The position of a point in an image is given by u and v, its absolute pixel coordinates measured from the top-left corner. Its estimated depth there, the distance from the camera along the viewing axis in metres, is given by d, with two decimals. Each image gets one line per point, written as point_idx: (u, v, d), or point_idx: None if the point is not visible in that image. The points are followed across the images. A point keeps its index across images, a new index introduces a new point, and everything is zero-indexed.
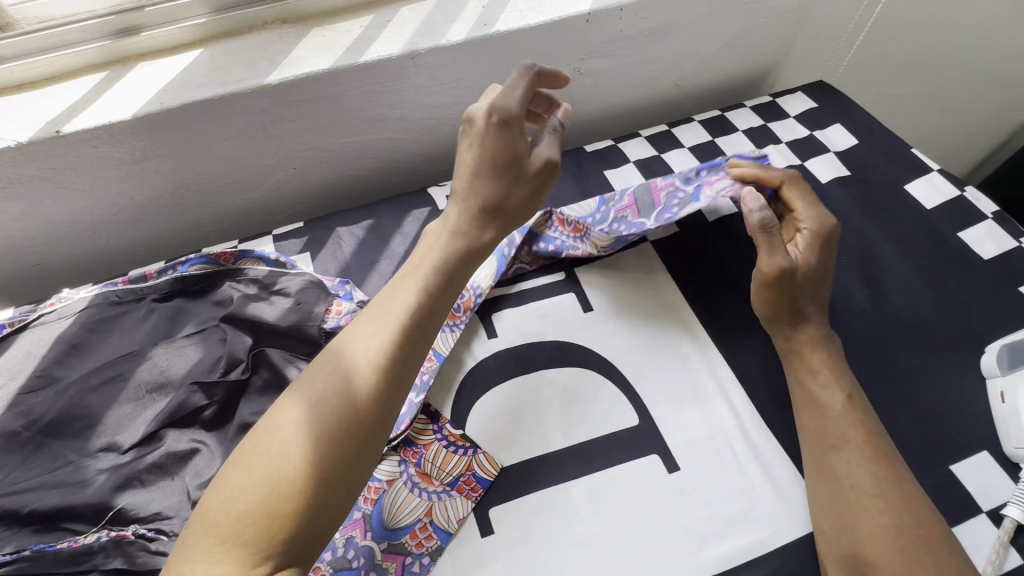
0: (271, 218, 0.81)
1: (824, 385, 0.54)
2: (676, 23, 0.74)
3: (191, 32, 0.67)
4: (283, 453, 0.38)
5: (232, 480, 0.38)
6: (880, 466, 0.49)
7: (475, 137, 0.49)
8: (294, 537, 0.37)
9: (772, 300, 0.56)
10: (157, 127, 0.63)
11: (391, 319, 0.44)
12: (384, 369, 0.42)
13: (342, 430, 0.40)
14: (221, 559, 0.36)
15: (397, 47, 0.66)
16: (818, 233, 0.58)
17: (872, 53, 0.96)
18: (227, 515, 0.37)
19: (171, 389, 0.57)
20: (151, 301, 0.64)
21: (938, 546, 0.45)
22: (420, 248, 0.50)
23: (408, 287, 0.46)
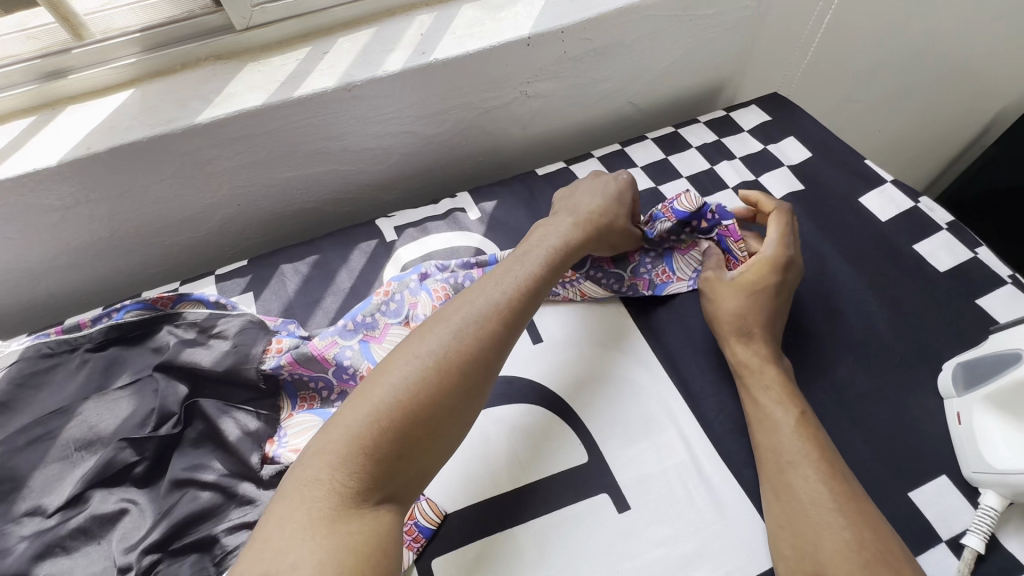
0: (220, 255, 0.79)
1: (776, 402, 0.52)
2: (622, 43, 0.73)
3: (122, 73, 0.65)
4: (419, 380, 0.43)
5: (377, 394, 0.42)
6: (836, 481, 0.47)
7: (602, 179, 0.65)
8: (409, 467, 0.41)
9: (729, 316, 0.58)
10: (86, 173, 0.61)
11: (516, 285, 0.51)
12: (508, 328, 0.48)
13: (470, 377, 0.45)
14: (350, 471, 0.39)
15: (333, 80, 0.64)
16: (772, 260, 0.58)
17: (829, 63, 0.96)
18: (370, 427, 0.40)
19: (100, 445, 0.55)
20: (84, 351, 0.62)
21: (900, 563, 0.43)
22: (535, 234, 0.58)
23: (530, 261, 0.54)
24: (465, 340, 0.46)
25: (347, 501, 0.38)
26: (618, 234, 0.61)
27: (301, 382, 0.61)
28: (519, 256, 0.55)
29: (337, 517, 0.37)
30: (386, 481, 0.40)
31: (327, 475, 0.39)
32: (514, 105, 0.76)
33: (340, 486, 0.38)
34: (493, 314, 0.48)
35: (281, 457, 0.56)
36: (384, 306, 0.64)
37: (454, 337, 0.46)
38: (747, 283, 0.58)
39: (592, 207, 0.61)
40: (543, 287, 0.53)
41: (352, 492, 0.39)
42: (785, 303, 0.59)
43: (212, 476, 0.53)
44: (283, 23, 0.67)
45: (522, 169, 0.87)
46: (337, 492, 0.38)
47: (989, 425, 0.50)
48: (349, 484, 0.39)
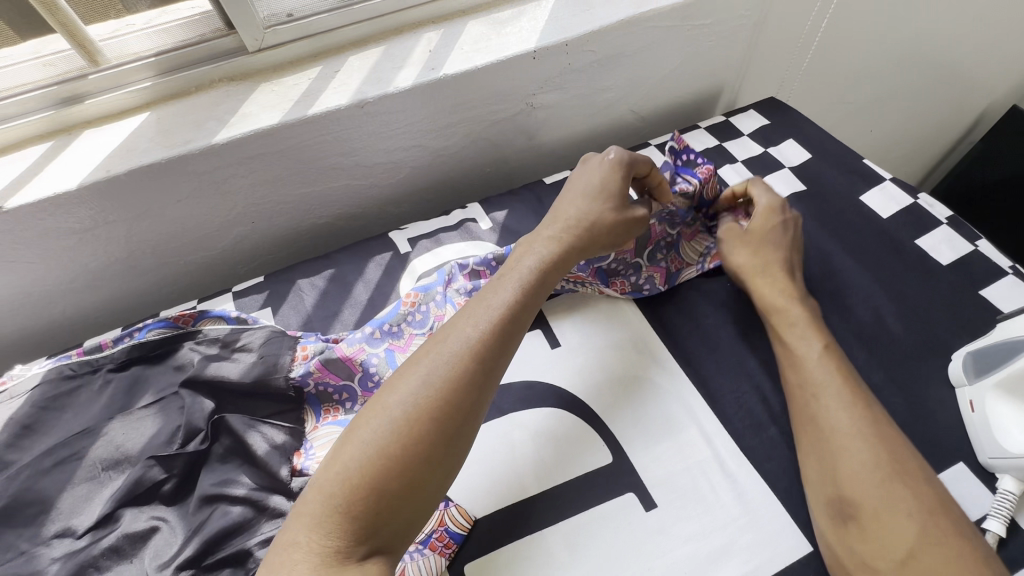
0: (234, 273, 0.80)
1: (801, 338, 0.56)
2: (624, 53, 0.75)
3: (137, 96, 0.67)
4: (389, 433, 0.43)
5: (346, 454, 0.42)
6: (860, 410, 0.50)
7: (588, 174, 0.64)
8: (392, 518, 0.42)
9: (745, 265, 0.63)
10: (105, 196, 0.62)
11: (490, 318, 0.50)
12: (482, 363, 0.47)
13: (442, 421, 0.44)
14: (328, 531, 0.40)
15: (346, 98, 0.66)
16: (769, 204, 0.65)
17: (822, 67, 0.99)
18: (343, 487, 0.41)
19: (128, 464, 0.55)
20: (107, 371, 0.62)
21: (917, 482, 0.46)
22: (513, 259, 0.58)
23: (507, 288, 0.54)
24: (435, 383, 0.46)
25: (329, 562, 0.39)
26: (606, 235, 0.60)
27: (326, 394, 0.62)
28: (495, 285, 0.55)
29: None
30: (367, 538, 0.40)
31: (304, 539, 0.40)
32: (520, 117, 0.78)
33: (319, 548, 0.39)
34: (463, 354, 0.48)
35: (309, 469, 0.56)
36: (409, 316, 0.66)
37: (424, 382, 0.46)
38: (761, 228, 0.64)
39: (573, 215, 0.60)
40: (521, 312, 0.52)
41: (334, 550, 0.39)
42: (794, 244, 0.64)
43: (243, 490, 0.54)
44: (293, 44, 0.69)
45: (528, 178, 0.89)
46: (318, 554, 0.39)
47: (1001, 410, 0.51)
48: (329, 543, 0.39)
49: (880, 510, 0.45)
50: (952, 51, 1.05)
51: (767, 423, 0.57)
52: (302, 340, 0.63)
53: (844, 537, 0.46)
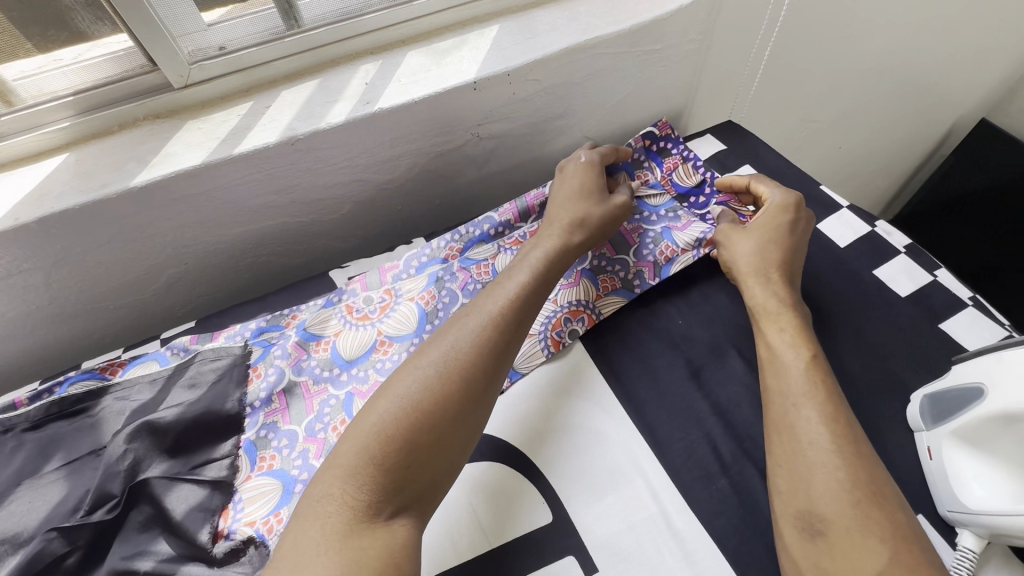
0: (172, 313, 0.77)
1: (789, 344, 0.52)
2: (572, 80, 0.73)
3: (54, 137, 0.63)
4: (422, 390, 0.47)
5: (381, 406, 0.46)
6: (840, 424, 0.46)
7: (566, 176, 0.67)
8: (420, 477, 0.45)
9: (745, 259, 0.59)
10: (17, 244, 0.59)
11: (507, 297, 0.54)
12: (501, 335, 0.52)
13: (468, 383, 0.48)
14: (361, 484, 0.43)
15: (275, 135, 0.62)
16: (781, 203, 0.62)
17: (784, 90, 0.97)
18: (377, 439, 0.44)
19: (27, 538, 0.50)
20: (20, 432, 0.58)
21: (892, 506, 0.42)
22: (523, 250, 0.61)
23: (522, 272, 0.57)
24: (462, 347, 0.50)
25: (358, 520, 0.41)
26: (595, 226, 0.62)
27: (265, 440, 0.58)
28: (507, 273, 0.58)
29: (352, 531, 0.41)
30: (395, 492, 0.43)
31: (339, 489, 0.43)
32: (466, 147, 0.75)
33: (351, 500, 0.42)
34: (485, 324, 0.52)
35: (236, 533, 0.52)
36: (379, 363, 0.63)
37: (452, 348, 0.50)
38: (771, 224, 0.60)
39: (562, 211, 0.62)
40: (536, 296, 0.56)
41: (364, 507, 0.42)
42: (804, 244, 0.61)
43: (149, 564, 0.49)
44: (222, 79, 0.66)
45: (482, 207, 0.87)
46: (350, 507, 0.42)
47: (958, 460, 0.48)
48: (361, 496, 0.42)
49: (852, 529, 0.41)
50: (920, 66, 1.03)
51: (716, 474, 0.53)
52: (252, 362, 0.63)
53: (809, 551, 0.42)
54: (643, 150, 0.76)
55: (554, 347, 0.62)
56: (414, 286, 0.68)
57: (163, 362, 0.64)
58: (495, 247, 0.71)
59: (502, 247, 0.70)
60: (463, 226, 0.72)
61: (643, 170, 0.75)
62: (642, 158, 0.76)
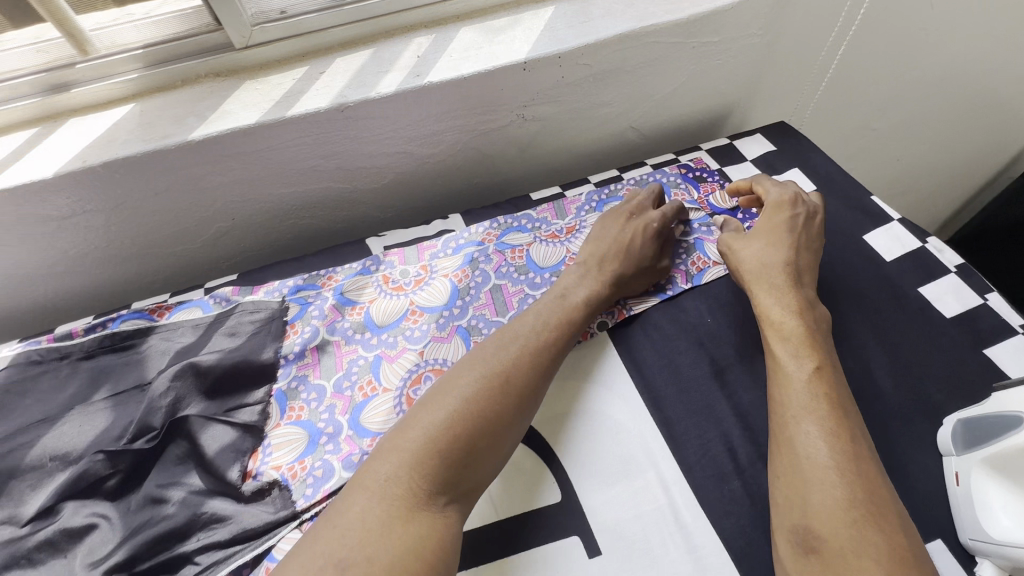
0: (216, 265, 0.80)
1: (793, 355, 0.51)
2: (622, 68, 0.72)
3: (123, 87, 0.67)
4: (484, 395, 0.49)
5: (444, 403, 0.48)
6: (842, 440, 0.46)
7: (631, 226, 0.65)
8: (472, 473, 0.47)
9: (748, 266, 0.59)
10: (82, 185, 0.63)
11: (558, 320, 0.57)
12: (550, 356, 0.55)
13: (524, 388, 0.51)
14: (425, 473, 0.44)
15: (326, 101, 0.64)
16: (777, 202, 0.63)
17: (843, 94, 0.93)
18: (441, 431, 0.46)
19: (75, 458, 0.54)
20: (74, 359, 0.63)
21: (891, 526, 0.42)
22: (571, 278, 0.62)
23: (573, 300, 0.59)
24: (518, 356, 0.53)
25: (415, 506, 0.43)
26: (632, 290, 0.64)
27: (294, 391, 0.60)
28: (556, 293, 0.60)
29: (410, 515, 0.42)
30: (452, 483, 0.45)
31: (406, 475, 0.44)
32: (510, 127, 0.75)
33: (414, 488, 0.43)
34: (539, 340, 0.55)
35: (263, 476, 0.55)
36: (408, 331, 0.64)
37: (510, 355, 0.53)
38: (771, 222, 0.61)
39: (618, 267, 0.62)
40: (581, 327, 0.59)
41: (425, 493, 0.44)
42: (815, 235, 0.62)
43: (180, 494, 0.53)
44: (281, 43, 0.68)
45: (520, 189, 0.87)
46: (409, 492, 0.43)
47: (985, 487, 0.47)
48: (423, 484, 0.44)
49: (846, 549, 0.41)
50: (995, 80, 0.97)
51: (730, 474, 0.53)
52: (289, 318, 0.66)
53: (802, 566, 0.42)
54: (679, 176, 0.76)
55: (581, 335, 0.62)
56: (449, 264, 0.69)
57: (206, 310, 0.67)
58: (531, 237, 0.71)
59: (537, 238, 0.71)
60: (502, 217, 0.74)
61: (679, 190, 0.74)
62: (678, 182, 0.75)
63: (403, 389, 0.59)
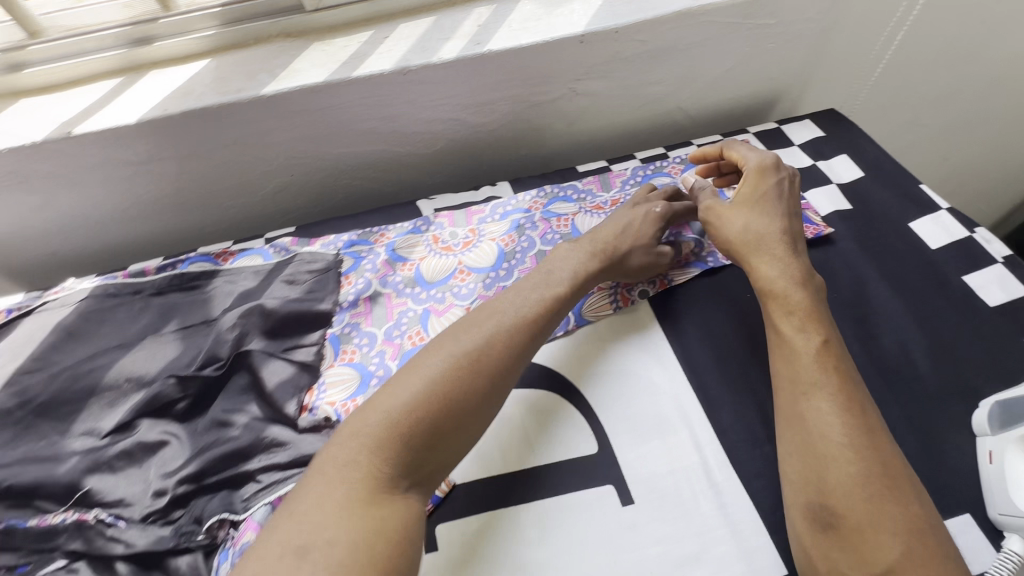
0: (272, 220, 0.85)
1: (798, 329, 0.52)
2: (676, 46, 0.73)
3: (200, 43, 0.71)
4: (450, 377, 0.48)
5: (407, 385, 0.47)
6: (854, 415, 0.47)
7: (633, 212, 0.66)
8: (436, 456, 0.46)
9: (742, 235, 0.59)
10: (161, 133, 0.67)
11: (538, 302, 0.55)
12: (527, 337, 0.53)
13: (495, 369, 0.49)
14: (386, 458, 0.44)
15: (390, 64, 0.67)
16: (756, 166, 0.61)
17: (897, 86, 0.92)
18: (402, 415, 0.45)
19: (149, 381, 0.59)
20: (147, 295, 0.67)
21: (906, 498, 0.43)
22: (561, 256, 0.61)
23: (555, 281, 0.58)
24: (491, 337, 0.51)
25: (374, 491, 0.43)
26: (630, 270, 0.63)
27: (347, 336, 0.64)
28: (535, 278, 0.58)
29: (372, 500, 0.42)
30: (414, 466, 0.45)
31: (365, 458, 0.43)
32: (562, 101, 0.77)
33: (375, 473, 0.43)
34: (517, 320, 0.53)
35: (318, 411, 0.58)
36: (456, 289, 0.67)
37: (484, 334, 0.51)
38: (759, 186, 0.60)
39: (613, 244, 0.62)
40: (561, 309, 0.57)
41: (385, 478, 0.43)
42: (794, 200, 0.61)
43: (244, 419, 0.57)
44: (349, 7, 0.71)
45: (565, 163, 0.89)
46: (369, 478, 0.43)
47: (1018, 465, 0.48)
48: (384, 468, 0.43)
49: (863, 524, 0.43)
50: None
51: (762, 440, 0.55)
52: (345, 270, 0.69)
53: (820, 541, 0.44)
54: None
55: (623, 302, 0.65)
56: (497, 229, 0.72)
57: (266, 258, 0.71)
58: (576, 207, 0.73)
59: (583, 209, 0.73)
60: (549, 187, 0.76)
61: None
62: None
63: None
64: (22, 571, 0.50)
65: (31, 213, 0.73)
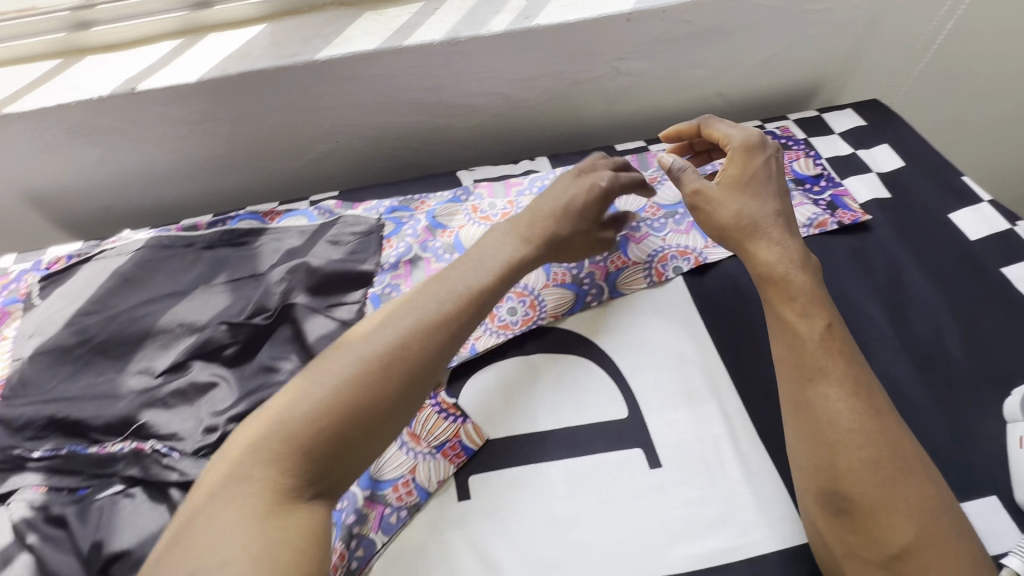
0: (315, 185, 0.87)
1: (800, 314, 0.51)
2: (721, 29, 0.74)
3: (257, 9, 0.73)
4: (357, 376, 0.43)
5: (304, 390, 0.43)
6: (862, 399, 0.47)
7: (580, 187, 0.61)
8: (346, 460, 0.43)
9: (735, 220, 0.56)
10: (217, 94, 0.70)
11: (466, 289, 0.50)
12: (451, 327, 0.48)
13: (412, 362, 0.45)
14: (284, 469, 0.40)
15: (440, 34, 0.69)
16: (742, 143, 0.61)
17: (942, 80, 0.91)
18: (302, 423, 0.42)
19: (200, 327, 0.62)
20: (198, 248, 0.70)
21: (917, 477, 0.44)
22: (491, 241, 0.56)
23: (484, 268, 0.53)
24: (406, 329, 0.46)
25: (272, 504, 0.39)
26: (564, 251, 0.60)
27: (387, 296, 0.66)
28: (463, 264, 0.53)
29: (269, 513, 0.39)
30: (319, 474, 0.41)
31: (261, 472, 0.40)
32: (604, 79, 0.78)
33: (273, 484, 0.40)
34: (439, 311, 0.48)
35: None
36: None
37: (402, 326, 0.46)
38: (748, 166, 0.59)
39: (550, 223, 0.58)
40: (490, 298, 0.51)
41: (283, 489, 0.40)
42: (782, 177, 0.60)
43: (288, 367, 0.59)
44: None
45: (601, 143, 0.90)
46: (266, 492, 0.40)
47: None
48: (282, 480, 0.40)
49: (877, 508, 0.44)
50: None
51: None
52: (386, 234, 0.72)
53: (835, 526, 0.45)
54: None
55: (656, 277, 0.66)
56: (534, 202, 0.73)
57: (310, 220, 0.74)
58: None
59: None
60: None
61: None
62: None
63: None
64: (81, 494, 0.53)
65: (91, 167, 0.76)
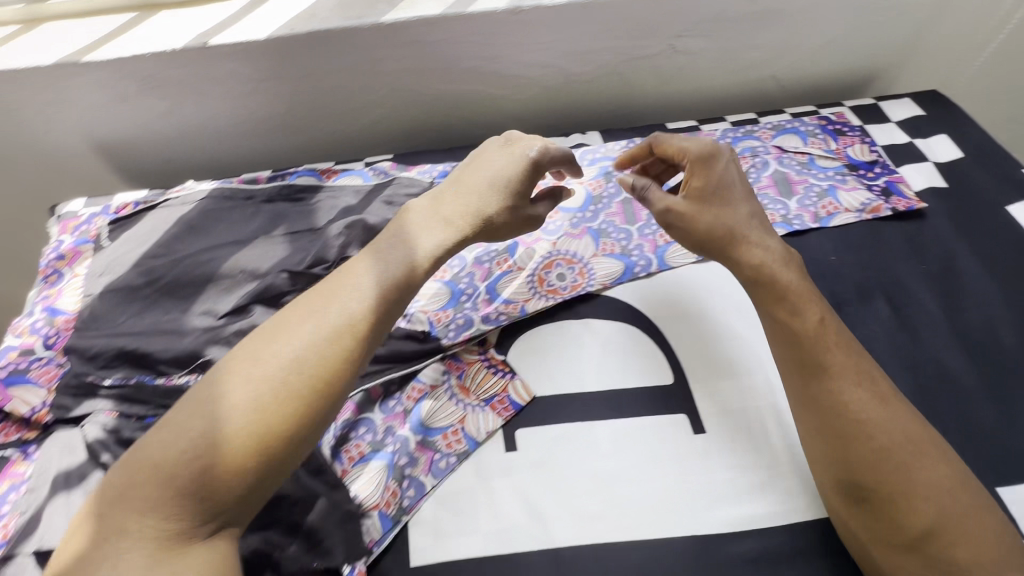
0: (366, 149, 0.89)
1: (793, 312, 0.50)
2: (784, 9, 0.73)
3: None
4: (247, 409, 0.40)
5: (186, 427, 0.39)
6: (867, 386, 0.47)
7: (505, 172, 0.55)
8: (243, 492, 0.40)
9: (709, 235, 0.53)
10: (284, 52, 0.72)
11: (369, 299, 0.46)
12: (354, 343, 0.44)
13: (309, 386, 0.42)
14: (168, 513, 0.37)
15: (504, 3, 0.70)
16: (697, 154, 0.54)
17: (1003, 75, 0.89)
18: (187, 463, 0.38)
19: (261, 274, 0.65)
20: (258, 202, 0.73)
21: (932, 459, 0.44)
22: (398, 238, 0.51)
23: (391, 272, 0.48)
24: (297, 353, 0.42)
25: (163, 549, 0.37)
26: (491, 233, 0.55)
27: None
28: (364, 270, 0.48)
29: (160, 559, 0.36)
30: (217, 511, 0.39)
31: (149, 519, 0.37)
32: (660, 57, 0.79)
33: (162, 530, 0.37)
34: (334, 331, 0.44)
35: (411, 317, 0.60)
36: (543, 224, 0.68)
37: (295, 349, 0.43)
38: (712, 177, 0.54)
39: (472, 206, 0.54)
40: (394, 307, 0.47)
41: (173, 530, 0.37)
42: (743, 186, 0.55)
43: None
44: None
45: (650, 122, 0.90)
46: (153, 539, 0.37)
47: None
48: (169, 523, 0.37)
49: (896, 496, 0.43)
50: None
51: None
52: None
53: (858, 516, 0.46)
54: (818, 127, 0.77)
55: None
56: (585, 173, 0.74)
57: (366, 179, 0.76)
58: None
59: None
60: (637, 138, 0.79)
61: (817, 139, 0.75)
62: (817, 132, 0.76)
63: (536, 269, 0.64)
64: (150, 421, 0.56)
65: (158, 119, 0.79)
